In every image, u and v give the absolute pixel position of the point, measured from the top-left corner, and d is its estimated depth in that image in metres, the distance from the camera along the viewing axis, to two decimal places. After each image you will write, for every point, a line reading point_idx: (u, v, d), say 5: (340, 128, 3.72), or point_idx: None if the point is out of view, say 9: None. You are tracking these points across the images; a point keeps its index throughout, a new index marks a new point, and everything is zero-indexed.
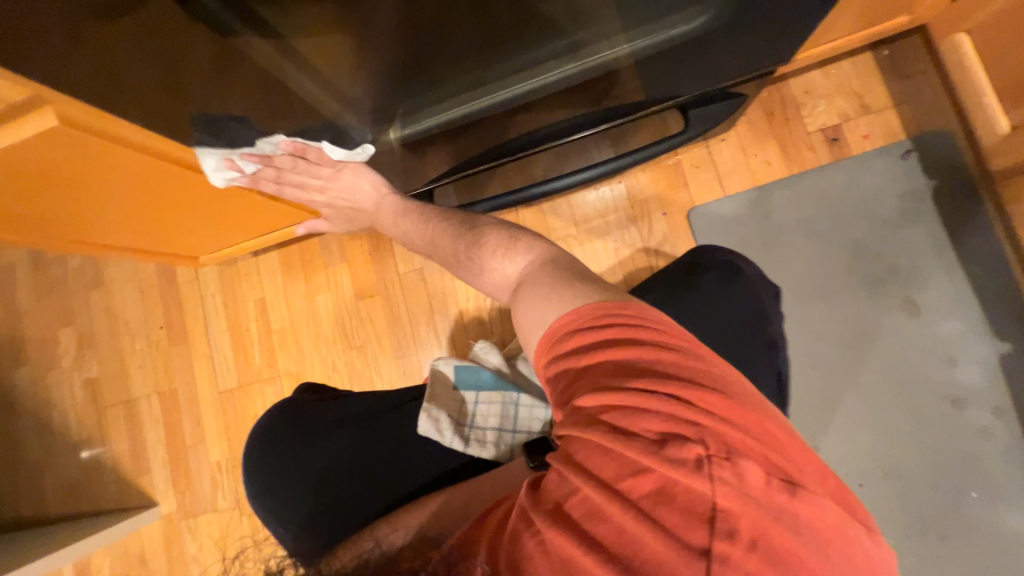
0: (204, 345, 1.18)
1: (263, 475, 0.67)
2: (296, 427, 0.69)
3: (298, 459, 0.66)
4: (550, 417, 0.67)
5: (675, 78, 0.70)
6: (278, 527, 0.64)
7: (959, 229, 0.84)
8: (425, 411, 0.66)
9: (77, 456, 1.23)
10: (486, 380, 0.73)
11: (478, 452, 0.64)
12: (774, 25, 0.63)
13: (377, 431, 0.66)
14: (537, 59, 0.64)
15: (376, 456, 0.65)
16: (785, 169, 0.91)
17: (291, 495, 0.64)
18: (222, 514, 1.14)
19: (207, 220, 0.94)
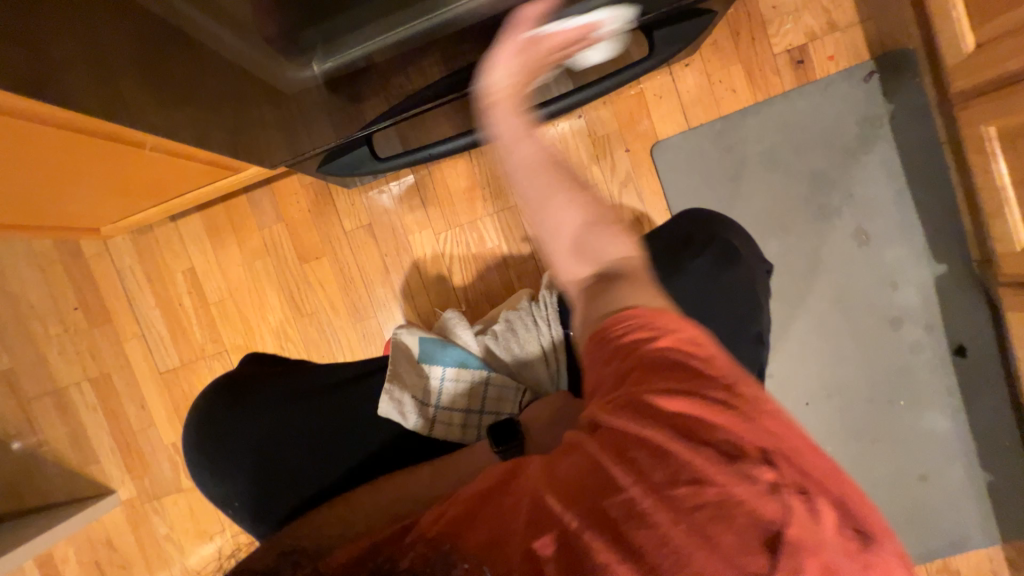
0: (132, 323, 1.06)
1: (206, 459, 0.62)
2: (241, 404, 0.63)
3: (243, 436, 0.61)
4: (523, 399, 0.63)
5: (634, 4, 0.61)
6: (227, 507, 0.61)
7: (911, 150, 0.84)
8: (386, 393, 0.62)
9: (9, 453, 1.13)
10: (453, 357, 0.66)
11: (444, 434, 0.61)
12: None
13: (336, 408, 0.63)
14: None
15: (335, 433, 0.62)
16: (749, 97, 0.86)
17: (235, 473, 0.60)
18: (189, 492, 1.10)
19: (103, 188, 0.80)
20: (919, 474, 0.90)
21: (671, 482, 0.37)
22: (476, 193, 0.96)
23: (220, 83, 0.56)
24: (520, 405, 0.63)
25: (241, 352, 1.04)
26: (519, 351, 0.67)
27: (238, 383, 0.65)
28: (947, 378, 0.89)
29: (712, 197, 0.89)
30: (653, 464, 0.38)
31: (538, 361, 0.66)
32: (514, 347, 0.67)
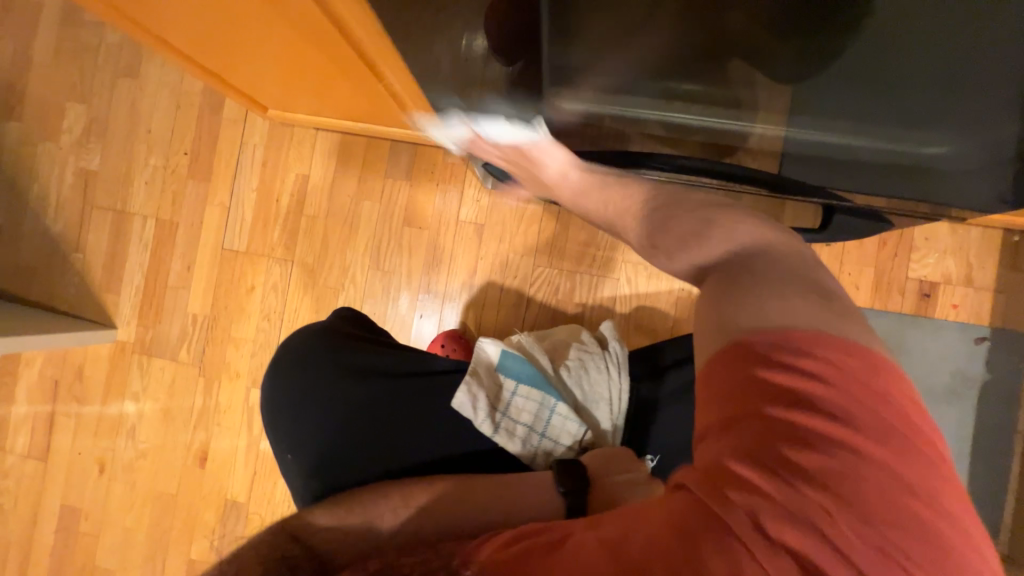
0: (225, 193, 1.09)
1: (288, 400, 0.68)
2: (334, 360, 0.69)
3: (321, 392, 0.67)
4: (583, 436, 0.64)
5: (864, 181, 0.75)
6: (289, 449, 0.66)
7: (988, 425, 0.87)
8: (465, 384, 0.66)
9: (44, 242, 1.13)
10: (528, 375, 0.70)
11: (505, 442, 0.64)
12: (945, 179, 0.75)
13: (409, 394, 0.67)
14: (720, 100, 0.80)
15: (402, 418, 0.66)
16: (868, 301, 0.90)
17: (306, 426, 0.66)
18: (179, 366, 1.09)
19: (290, 79, 0.83)
20: None
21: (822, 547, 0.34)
22: (589, 250, 0.99)
23: None
24: (581, 443, 0.64)
25: (307, 270, 1.06)
26: (587, 390, 0.70)
27: (334, 337, 0.71)
28: None
29: None
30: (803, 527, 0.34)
31: (602, 403, 0.69)
32: (583, 384, 0.71)
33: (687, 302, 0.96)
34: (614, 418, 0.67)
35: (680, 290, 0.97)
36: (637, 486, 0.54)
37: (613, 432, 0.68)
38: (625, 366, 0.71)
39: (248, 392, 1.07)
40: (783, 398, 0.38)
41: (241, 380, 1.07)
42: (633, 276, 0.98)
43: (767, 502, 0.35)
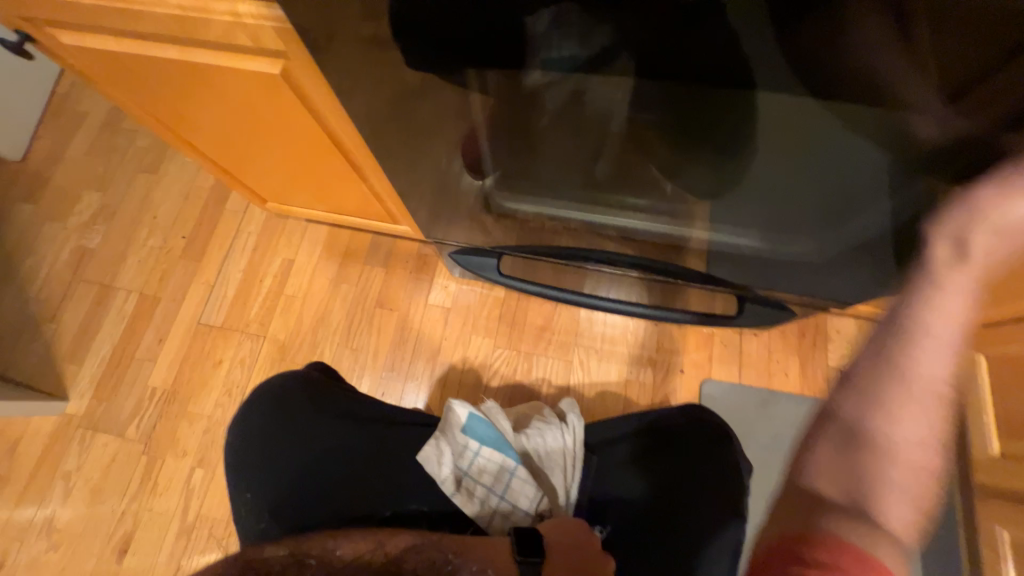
0: (212, 273, 1.17)
1: (257, 437, 0.71)
2: (307, 405, 0.72)
3: (289, 436, 0.70)
4: (537, 500, 0.70)
5: (772, 277, 0.81)
6: (250, 487, 0.69)
7: None
8: (435, 441, 0.70)
9: (21, 311, 1.16)
10: (491, 439, 0.76)
11: (462, 503, 0.68)
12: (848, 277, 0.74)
13: (369, 447, 0.70)
14: (650, 208, 0.71)
15: (357, 471, 0.68)
16: (798, 387, 0.98)
17: (274, 469, 0.68)
18: (124, 443, 1.05)
19: (289, 176, 0.98)
20: None
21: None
22: (545, 333, 1.08)
23: (425, 145, 0.65)
24: (536, 509, 0.70)
25: (276, 346, 1.10)
26: (543, 456, 0.76)
27: (310, 384, 0.75)
28: None
29: None
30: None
31: (554, 472, 0.74)
32: (540, 453, 0.76)
33: (636, 385, 1.03)
34: (565, 488, 0.72)
35: (629, 373, 1.03)
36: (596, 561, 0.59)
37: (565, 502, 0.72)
38: (580, 436, 0.75)
39: (191, 472, 1.02)
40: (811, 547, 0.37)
41: (187, 459, 1.03)
42: (586, 359, 1.05)
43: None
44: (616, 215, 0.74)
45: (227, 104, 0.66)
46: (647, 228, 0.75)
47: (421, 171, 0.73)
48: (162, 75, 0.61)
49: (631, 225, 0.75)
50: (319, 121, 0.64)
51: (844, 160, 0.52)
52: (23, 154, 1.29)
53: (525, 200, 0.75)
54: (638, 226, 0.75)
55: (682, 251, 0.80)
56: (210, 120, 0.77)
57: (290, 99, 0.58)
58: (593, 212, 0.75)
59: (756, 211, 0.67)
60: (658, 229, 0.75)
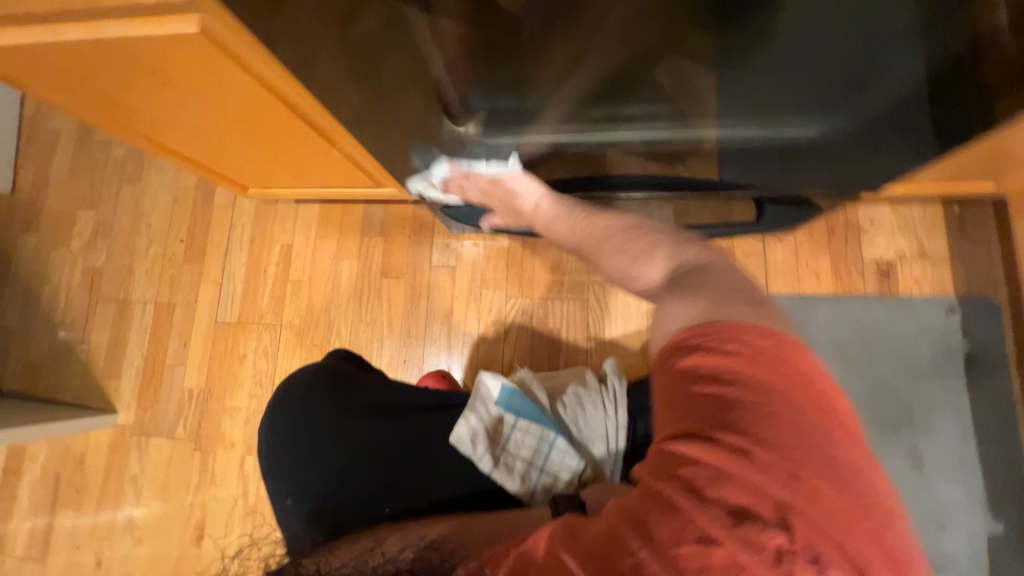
0: (217, 271, 1.17)
1: (288, 441, 0.71)
2: (334, 398, 0.72)
3: (320, 432, 0.70)
4: (582, 468, 0.66)
5: (795, 172, 0.73)
6: (287, 492, 0.68)
7: (982, 397, 0.84)
8: (464, 419, 0.70)
9: (52, 337, 1.21)
10: (528, 411, 0.74)
11: (502, 478, 0.66)
12: (873, 156, 0.69)
13: (400, 431, 0.70)
14: (643, 113, 0.69)
15: (391, 457, 0.68)
16: (832, 287, 0.92)
17: (297, 476, 0.68)
18: (176, 443, 1.10)
19: (264, 159, 0.93)
20: None
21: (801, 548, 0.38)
22: (556, 276, 1.04)
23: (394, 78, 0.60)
24: (580, 479, 0.66)
25: (294, 332, 1.11)
26: (582, 427, 0.72)
27: (333, 376, 0.76)
28: None
29: None
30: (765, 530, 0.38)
31: (597, 440, 0.70)
32: (580, 424, 0.72)
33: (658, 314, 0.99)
34: (611, 450, 0.68)
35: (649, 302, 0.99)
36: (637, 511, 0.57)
37: (610, 464, 0.68)
38: (623, 403, 0.72)
39: (243, 460, 1.08)
40: (704, 407, 0.43)
41: (237, 449, 1.08)
42: (602, 295, 1.01)
43: (718, 467, 0.40)
44: (608, 130, 0.70)
45: (171, 85, 0.60)
46: (645, 137, 0.70)
47: (393, 121, 0.68)
48: (89, 64, 0.56)
49: (627, 142, 0.71)
50: (265, 82, 0.58)
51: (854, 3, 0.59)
52: (11, 186, 1.29)
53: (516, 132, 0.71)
54: (632, 136, 0.70)
55: (692, 156, 0.73)
56: (162, 111, 0.72)
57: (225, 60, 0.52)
58: (586, 135, 0.71)
59: (761, 92, 0.67)
60: (659, 134, 0.70)
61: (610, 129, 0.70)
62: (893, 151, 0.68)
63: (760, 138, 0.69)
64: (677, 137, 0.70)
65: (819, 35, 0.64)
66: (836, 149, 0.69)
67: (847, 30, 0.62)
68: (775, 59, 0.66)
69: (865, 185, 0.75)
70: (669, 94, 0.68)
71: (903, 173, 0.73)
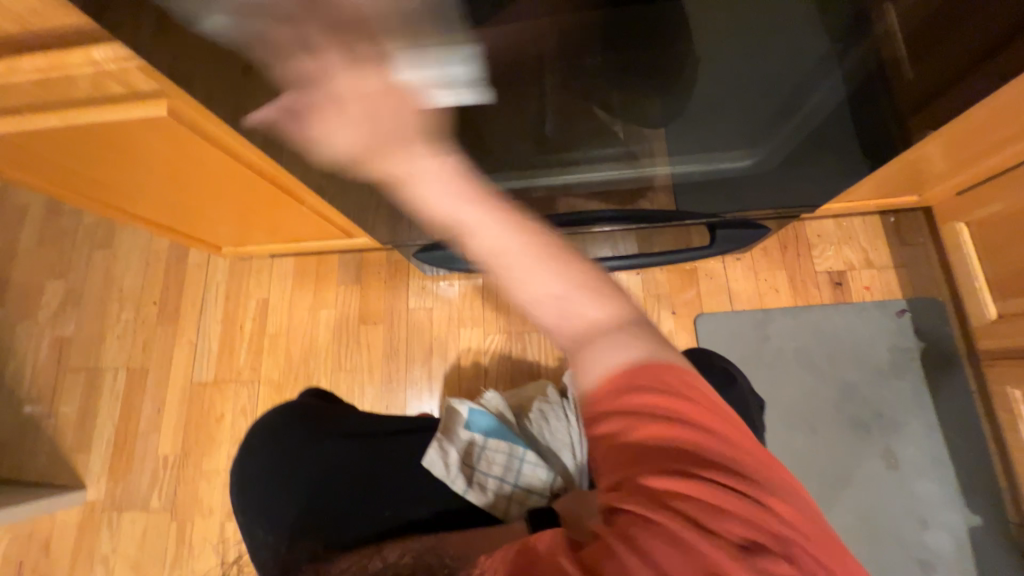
0: (192, 331, 1.16)
1: (258, 478, 0.70)
2: (303, 431, 0.72)
3: (289, 464, 0.69)
4: (552, 479, 0.68)
5: (736, 195, 0.78)
6: (259, 528, 0.67)
7: (942, 392, 0.89)
8: (436, 441, 0.69)
9: (16, 413, 1.16)
10: (496, 429, 0.74)
11: (476, 497, 0.65)
12: (803, 178, 0.76)
13: (369, 459, 0.69)
14: (596, 156, 0.71)
15: (361, 484, 0.67)
16: (791, 299, 0.97)
17: (279, 503, 0.67)
18: (151, 515, 1.05)
19: (236, 219, 0.94)
20: None
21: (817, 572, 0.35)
22: None
23: None
24: (552, 489, 0.68)
25: (273, 386, 1.09)
26: (550, 439, 0.74)
27: (300, 412, 0.75)
28: None
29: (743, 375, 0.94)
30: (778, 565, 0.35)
31: (564, 450, 0.73)
32: (545, 435, 0.75)
33: None
34: (578, 463, 0.71)
35: None
36: None
37: (578, 476, 0.71)
38: None
39: (223, 526, 1.03)
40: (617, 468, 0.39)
41: (216, 516, 1.04)
42: None
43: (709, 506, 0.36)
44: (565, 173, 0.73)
45: (141, 159, 0.63)
46: (598, 180, 0.74)
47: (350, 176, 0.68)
48: (54, 145, 0.58)
49: (583, 181, 0.74)
50: (233, 151, 0.61)
51: (767, 62, 0.60)
52: None
53: None
54: (587, 177, 0.74)
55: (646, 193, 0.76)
56: (133, 184, 0.74)
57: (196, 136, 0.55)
58: (543, 177, 0.72)
59: (691, 126, 0.70)
60: (612, 175, 0.74)
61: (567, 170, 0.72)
62: (824, 170, 0.74)
63: (703, 172, 0.73)
64: (629, 175, 0.74)
65: (736, 86, 0.64)
66: (768, 175, 0.74)
67: (766, 82, 0.63)
68: (700, 99, 0.66)
69: (802, 202, 0.82)
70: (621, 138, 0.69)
71: (838, 188, 0.79)
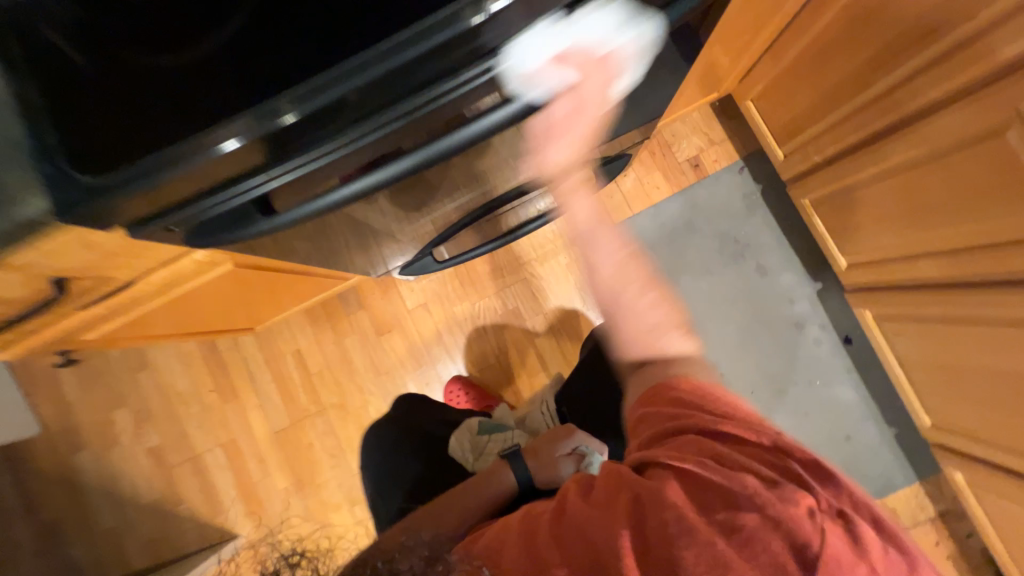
0: (254, 397, 1.43)
1: (367, 470, 1.06)
2: (388, 438, 1.05)
3: (381, 459, 1.03)
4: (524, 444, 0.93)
5: (611, 143, 1.03)
6: (371, 492, 1.05)
7: (780, 213, 1.28)
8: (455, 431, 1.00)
9: (153, 513, 1.44)
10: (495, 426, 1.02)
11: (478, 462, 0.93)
12: (652, 116, 1.00)
13: (429, 447, 1.01)
14: (522, 171, 0.87)
15: (424, 465, 0.99)
16: (669, 189, 1.31)
17: (376, 480, 1.03)
18: (298, 529, 1.39)
19: (255, 305, 1.18)
20: (842, 431, 1.22)
21: (836, 546, 0.44)
22: (497, 270, 1.37)
23: (328, 239, 0.75)
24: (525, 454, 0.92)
25: (337, 406, 1.41)
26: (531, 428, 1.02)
27: (387, 422, 1.09)
28: (842, 356, 1.24)
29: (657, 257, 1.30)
30: (801, 526, 0.44)
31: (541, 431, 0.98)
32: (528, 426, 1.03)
33: (577, 261, 1.34)
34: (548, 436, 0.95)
35: (566, 257, 1.34)
36: (561, 448, 0.81)
37: None
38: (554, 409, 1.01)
39: (353, 511, 1.39)
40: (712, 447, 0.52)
41: (343, 507, 1.39)
42: (533, 270, 1.36)
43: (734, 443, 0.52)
44: (499, 190, 0.90)
45: (197, 301, 0.86)
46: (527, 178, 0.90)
47: (333, 252, 0.87)
48: (140, 321, 0.81)
49: (512, 185, 0.91)
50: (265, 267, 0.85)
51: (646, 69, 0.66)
52: (42, 424, 1.48)
53: (422, 217, 0.87)
54: (515, 183, 0.90)
55: (553, 173, 0.97)
56: (184, 315, 0.97)
57: (242, 274, 0.77)
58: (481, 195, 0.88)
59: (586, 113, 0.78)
60: (536, 171, 0.90)
61: (503, 184, 0.88)
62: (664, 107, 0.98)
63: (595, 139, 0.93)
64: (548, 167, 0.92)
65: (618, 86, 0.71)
66: (638, 118, 0.95)
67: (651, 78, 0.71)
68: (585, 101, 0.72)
69: (650, 126, 1.09)
70: (538, 151, 0.82)
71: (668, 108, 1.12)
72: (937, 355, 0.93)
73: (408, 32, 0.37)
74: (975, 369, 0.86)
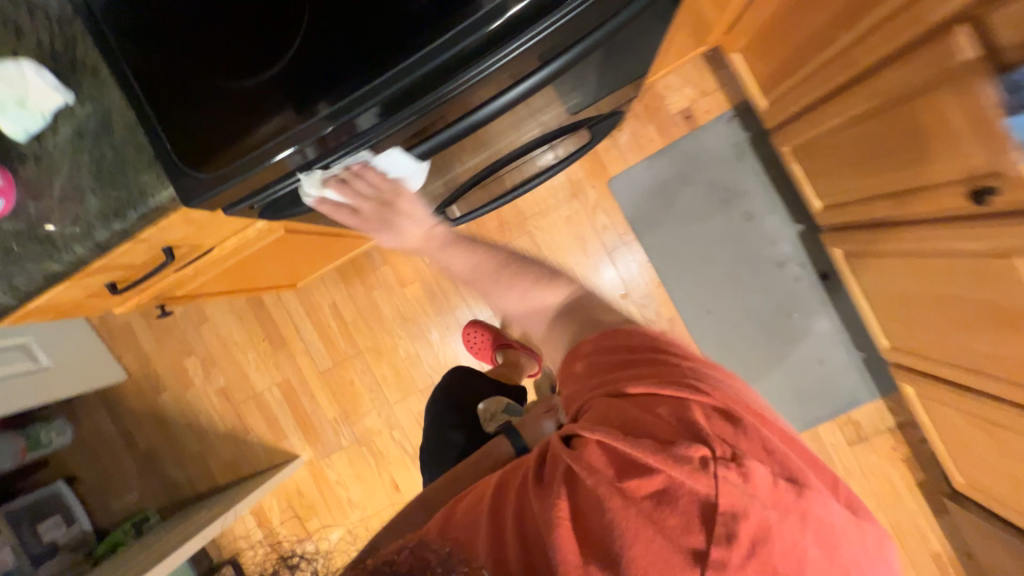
0: (300, 343, 1.66)
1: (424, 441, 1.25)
2: (437, 411, 1.26)
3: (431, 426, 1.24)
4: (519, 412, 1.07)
5: (600, 102, 1.10)
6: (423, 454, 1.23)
7: (767, 160, 1.36)
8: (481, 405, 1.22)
9: (229, 440, 1.74)
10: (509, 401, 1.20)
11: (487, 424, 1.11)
12: (638, 74, 1.06)
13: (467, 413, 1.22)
14: (522, 136, 0.97)
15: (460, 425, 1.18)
16: (662, 141, 1.39)
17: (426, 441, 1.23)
18: (348, 450, 1.66)
19: (296, 265, 1.36)
20: (816, 357, 1.38)
21: (731, 488, 0.47)
22: (504, 225, 1.51)
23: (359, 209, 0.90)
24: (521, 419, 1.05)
25: (372, 350, 1.62)
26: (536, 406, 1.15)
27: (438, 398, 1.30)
28: (821, 291, 1.36)
29: (650, 206, 1.42)
30: (703, 486, 0.48)
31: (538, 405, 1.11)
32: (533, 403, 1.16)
33: (577, 214, 1.46)
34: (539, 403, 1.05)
35: (567, 210, 1.46)
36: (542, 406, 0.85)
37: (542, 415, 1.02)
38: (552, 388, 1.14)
39: (392, 434, 1.64)
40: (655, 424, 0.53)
41: (384, 432, 1.64)
42: (537, 223, 1.48)
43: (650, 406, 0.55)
44: (502, 155, 1.01)
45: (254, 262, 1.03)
46: (525, 142, 1.01)
47: None
48: (211, 282, 0.98)
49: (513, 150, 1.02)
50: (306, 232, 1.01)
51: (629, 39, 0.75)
52: (127, 371, 1.75)
53: (436, 183, 1.01)
54: (516, 147, 1.01)
55: (548, 135, 1.06)
56: (241, 274, 1.15)
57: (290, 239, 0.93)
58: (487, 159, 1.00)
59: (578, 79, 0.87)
60: (535, 135, 1.00)
61: (505, 149, 0.99)
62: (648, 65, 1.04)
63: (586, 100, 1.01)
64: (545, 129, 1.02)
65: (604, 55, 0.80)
66: (624, 77, 1.02)
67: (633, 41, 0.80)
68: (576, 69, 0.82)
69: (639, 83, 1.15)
70: (533, 117, 0.92)
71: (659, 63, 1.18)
72: (892, 286, 1.06)
73: (416, 57, 0.49)
74: (922, 295, 0.98)
